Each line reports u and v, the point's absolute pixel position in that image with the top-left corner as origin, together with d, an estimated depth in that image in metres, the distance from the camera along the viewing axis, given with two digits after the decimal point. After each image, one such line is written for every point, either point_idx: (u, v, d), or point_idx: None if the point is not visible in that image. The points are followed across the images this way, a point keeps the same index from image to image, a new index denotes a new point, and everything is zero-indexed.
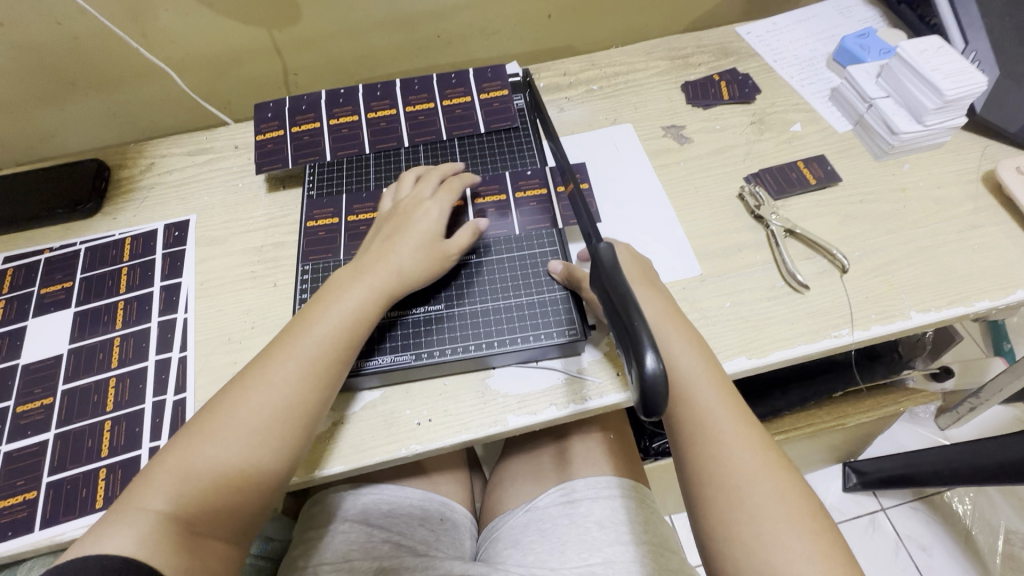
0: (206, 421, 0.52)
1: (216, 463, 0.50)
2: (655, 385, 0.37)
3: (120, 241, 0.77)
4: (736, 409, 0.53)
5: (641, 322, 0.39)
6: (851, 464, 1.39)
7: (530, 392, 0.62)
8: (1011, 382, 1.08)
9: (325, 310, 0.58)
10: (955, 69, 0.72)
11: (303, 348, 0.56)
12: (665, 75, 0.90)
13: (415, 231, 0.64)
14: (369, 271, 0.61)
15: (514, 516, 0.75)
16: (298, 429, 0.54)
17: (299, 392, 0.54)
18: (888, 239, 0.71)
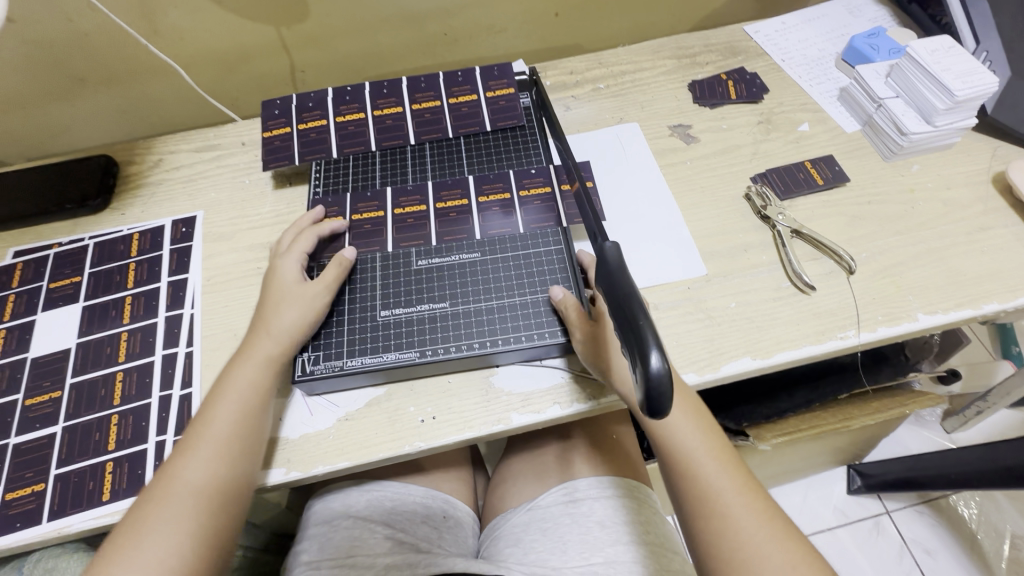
0: (160, 481, 0.54)
1: (173, 502, 0.53)
2: (660, 385, 0.36)
3: (128, 236, 0.78)
4: (719, 448, 0.58)
5: (647, 325, 0.39)
6: (856, 466, 1.39)
7: (534, 390, 0.62)
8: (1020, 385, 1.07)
9: (249, 350, 0.60)
10: (966, 70, 0.71)
11: (229, 403, 0.57)
12: (672, 74, 0.89)
13: (276, 293, 0.63)
14: (266, 318, 0.62)
15: (517, 514, 0.75)
16: (245, 455, 0.56)
17: (237, 423, 0.56)
18: (896, 240, 0.70)
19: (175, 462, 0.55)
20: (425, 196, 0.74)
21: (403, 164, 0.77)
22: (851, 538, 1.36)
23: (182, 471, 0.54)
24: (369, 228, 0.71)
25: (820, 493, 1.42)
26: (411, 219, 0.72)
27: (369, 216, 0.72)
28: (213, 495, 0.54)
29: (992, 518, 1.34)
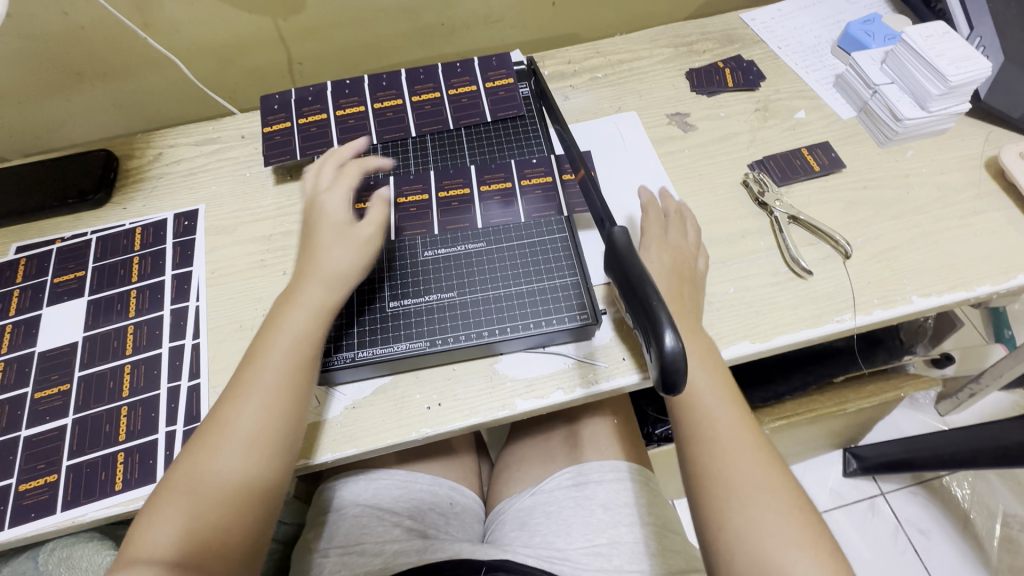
0: (200, 445, 0.54)
1: (211, 466, 0.52)
2: (676, 359, 0.37)
3: (130, 230, 0.78)
4: (736, 405, 0.59)
5: (661, 306, 0.40)
6: (852, 449, 1.41)
7: (538, 376, 0.64)
8: (1012, 367, 1.10)
9: (285, 320, 0.59)
10: (960, 55, 0.72)
11: (271, 364, 0.57)
12: (669, 62, 0.90)
13: (324, 226, 0.65)
14: (302, 292, 0.60)
15: (522, 498, 0.76)
16: (277, 440, 0.54)
17: (266, 413, 0.55)
18: (892, 225, 0.71)
19: (199, 451, 0.53)
20: (426, 185, 0.74)
21: (404, 156, 0.77)
22: (847, 519, 1.39)
23: (208, 462, 0.53)
24: (372, 217, 0.72)
25: (817, 476, 1.45)
26: (415, 208, 0.72)
27: (371, 205, 0.73)
28: (244, 490, 0.53)
29: (984, 496, 1.37)
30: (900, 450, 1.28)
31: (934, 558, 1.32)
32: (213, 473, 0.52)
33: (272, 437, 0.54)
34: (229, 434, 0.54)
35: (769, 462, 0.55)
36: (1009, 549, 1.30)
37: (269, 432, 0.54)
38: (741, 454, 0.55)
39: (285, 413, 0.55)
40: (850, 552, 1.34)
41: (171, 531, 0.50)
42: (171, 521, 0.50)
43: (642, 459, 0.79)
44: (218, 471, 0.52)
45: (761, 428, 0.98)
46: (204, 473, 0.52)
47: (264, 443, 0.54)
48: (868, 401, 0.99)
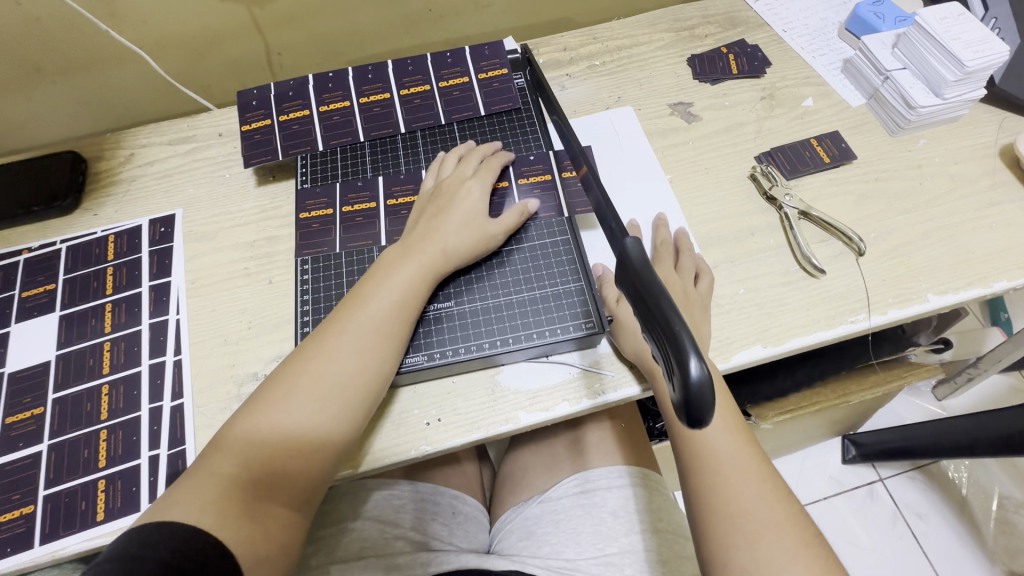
0: (274, 392, 0.54)
1: (283, 411, 0.52)
2: (701, 395, 0.33)
3: (103, 239, 0.73)
4: (746, 439, 0.56)
5: (683, 327, 0.35)
6: (851, 437, 1.41)
7: (541, 387, 0.61)
8: (1011, 353, 1.08)
9: (382, 280, 0.59)
10: (976, 39, 0.69)
11: (360, 321, 0.56)
12: (670, 48, 0.86)
13: (459, 212, 0.63)
14: (417, 251, 0.60)
15: (528, 507, 0.73)
16: (348, 404, 0.54)
17: (358, 368, 0.54)
18: (905, 219, 0.69)
19: (288, 387, 0.53)
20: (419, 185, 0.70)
21: (393, 154, 0.73)
22: (847, 506, 1.39)
23: (294, 402, 0.53)
24: (362, 221, 0.68)
25: (816, 463, 1.45)
26: (406, 210, 0.68)
27: (360, 208, 0.69)
28: (309, 443, 0.52)
29: (980, 480, 1.38)
30: (897, 436, 1.28)
31: (933, 542, 1.33)
32: (284, 421, 0.52)
33: (356, 395, 0.54)
34: (321, 379, 0.54)
35: (783, 502, 0.53)
36: (1006, 531, 1.32)
37: (354, 390, 0.54)
38: (755, 491, 0.53)
39: (373, 374, 0.55)
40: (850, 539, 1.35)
41: (250, 447, 0.51)
42: (236, 457, 0.50)
43: (649, 463, 0.77)
44: (300, 413, 0.52)
45: (765, 424, 0.94)
46: (276, 417, 0.52)
47: (346, 399, 0.54)
48: (872, 392, 0.95)
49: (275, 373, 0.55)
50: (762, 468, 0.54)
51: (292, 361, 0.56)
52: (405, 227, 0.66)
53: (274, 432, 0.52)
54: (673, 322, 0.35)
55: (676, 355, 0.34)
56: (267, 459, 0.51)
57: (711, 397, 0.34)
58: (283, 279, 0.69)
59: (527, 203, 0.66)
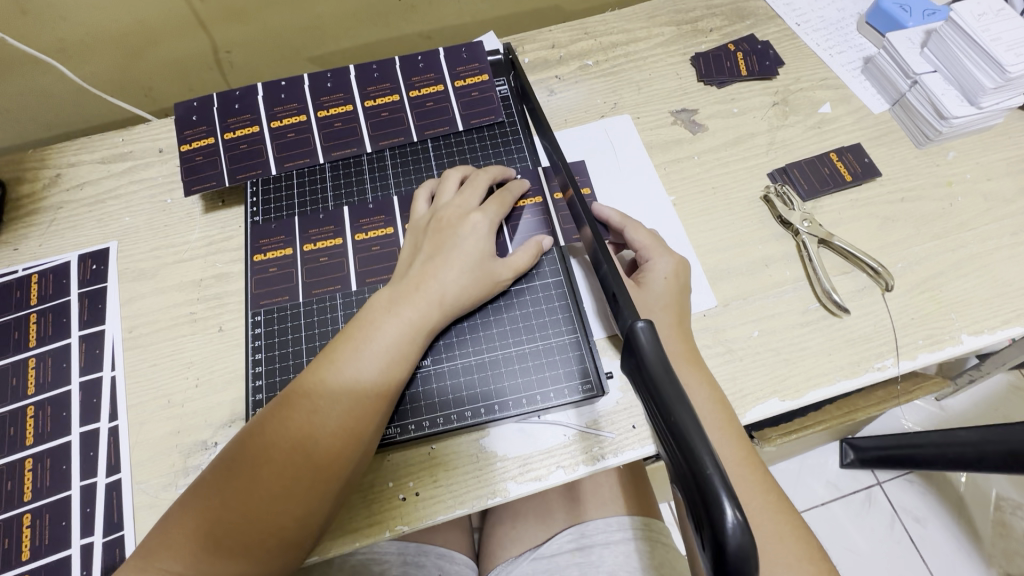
0: (232, 475, 0.45)
1: (243, 497, 0.44)
2: (740, 549, 0.27)
3: (25, 279, 0.63)
4: (764, 488, 0.46)
5: (711, 463, 0.29)
6: (848, 438, 1.16)
7: (532, 453, 0.53)
8: (1014, 357, 0.90)
9: (365, 337, 0.49)
10: (1019, 39, 0.60)
11: (336, 391, 0.47)
12: (671, 45, 0.76)
13: (462, 252, 0.53)
14: (406, 301, 0.51)
15: (519, 565, 0.66)
16: (321, 488, 0.45)
17: (334, 448, 0.45)
18: (935, 246, 0.61)
19: (250, 472, 0.44)
20: (391, 216, 0.61)
21: (358, 179, 0.63)
22: None
23: (259, 492, 0.44)
24: (326, 261, 0.59)
25: (813, 464, 1.19)
26: (378, 247, 0.60)
27: (324, 246, 0.60)
28: (276, 535, 0.44)
29: (977, 479, 1.13)
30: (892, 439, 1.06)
31: None
32: (243, 511, 0.43)
33: (332, 480, 0.45)
34: (291, 462, 0.45)
35: (808, 566, 0.44)
36: (1003, 534, 1.09)
37: (326, 474, 0.45)
38: (776, 556, 0.44)
39: (352, 454, 0.46)
40: (843, 546, 1.11)
41: (203, 541, 0.43)
42: (186, 549, 0.43)
43: (650, 510, 0.69)
44: (263, 505, 0.44)
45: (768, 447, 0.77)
46: (234, 505, 0.44)
47: (319, 486, 0.45)
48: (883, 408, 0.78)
49: (234, 450, 0.46)
50: (784, 528, 0.45)
51: (253, 431, 0.46)
52: (398, 264, 0.56)
53: (231, 521, 0.43)
54: (699, 456, 0.29)
55: (704, 501, 0.28)
56: (226, 558, 0.43)
57: (752, 554, 0.27)
58: (235, 325, 0.60)
59: (541, 239, 0.58)
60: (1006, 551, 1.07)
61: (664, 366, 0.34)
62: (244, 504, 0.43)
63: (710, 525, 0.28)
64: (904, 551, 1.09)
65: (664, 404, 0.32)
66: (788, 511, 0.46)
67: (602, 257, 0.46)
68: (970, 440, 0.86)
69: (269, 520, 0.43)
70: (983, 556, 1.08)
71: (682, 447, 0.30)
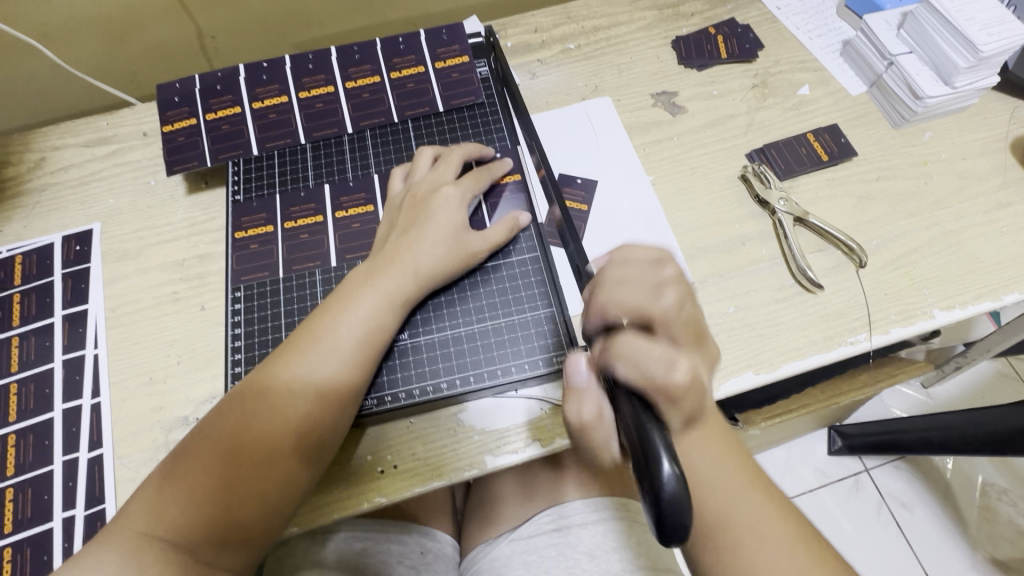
0: (214, 442, 0.45)
1: (223, 464, 0.44)
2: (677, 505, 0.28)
3: (9, 260, 0.63)
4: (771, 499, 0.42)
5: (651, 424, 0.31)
6: (835, 425, 1.17)
7: (509, 427, 0.54)
8: (999, 342, 0.90)
9: (341, 310, 0.50)
10: (991, 19, 0.61)
11: (313, 361, 0.47)
12: (652, 28, 0.77)
13: (437, 224, 0.54)
14: (381, 273, 0.51)
15: (499, 545, 0.67)
16: (301, 456, 0.46)
17: (311, 417, 0.46)
18: (910, 224, 0.62)
19: (230, 441, 0.45)
20: (371, 194, 0.62)
21: (339, 159, 0.64)
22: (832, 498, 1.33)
23: (238, 460, 0.45)
24: (306, 238, 0.60)
25: (801, 452, 1.20)
26: (358, 224, 0.60)
27: (305, 223, 0.61)
28: (256, 501, 0.44)
29: (963, 464, 1.14)
30: (880, 426, 1.06)
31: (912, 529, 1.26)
32: (223, 477, 0.44)
33: (311, 448, 0.46)
34: (269, 431, 0.45)
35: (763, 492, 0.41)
36: (987, 517, 1.10)
37: (305, 443, 0.46)
38: None
39: (331, 422, 0.47)
40: (831, 530, 1.11)
41: (184, 507, 0.43)
42: (167, 514, 0.43)
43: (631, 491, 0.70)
44: (242, 472, 0.44)
45: (753, 430, 0.78)
46: (214, 471, 0.44)
47: (298, 454, 0.46)
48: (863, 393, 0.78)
49: (213, 421, 0.47)
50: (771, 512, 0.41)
51: (232, 401, 0.47)
52: (376, 239, 0.57)
53: (212, 488, 0.44)
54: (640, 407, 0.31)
55: (641, 449, 0.30)
56: (207, 524, 0.43)
57: (686, 504, 0.28)
58: (217, 304, 0.60)
59: (516, 215, 0.58)
60: (991, 535, 1.08)
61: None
62: (224, 472, 0.44)
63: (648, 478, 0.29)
64: (890, 537, 1.10)
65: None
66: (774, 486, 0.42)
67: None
68: (956, 424, 0.86)
69: (250, 487, 0.44)
70: (968, 541, 1.09)
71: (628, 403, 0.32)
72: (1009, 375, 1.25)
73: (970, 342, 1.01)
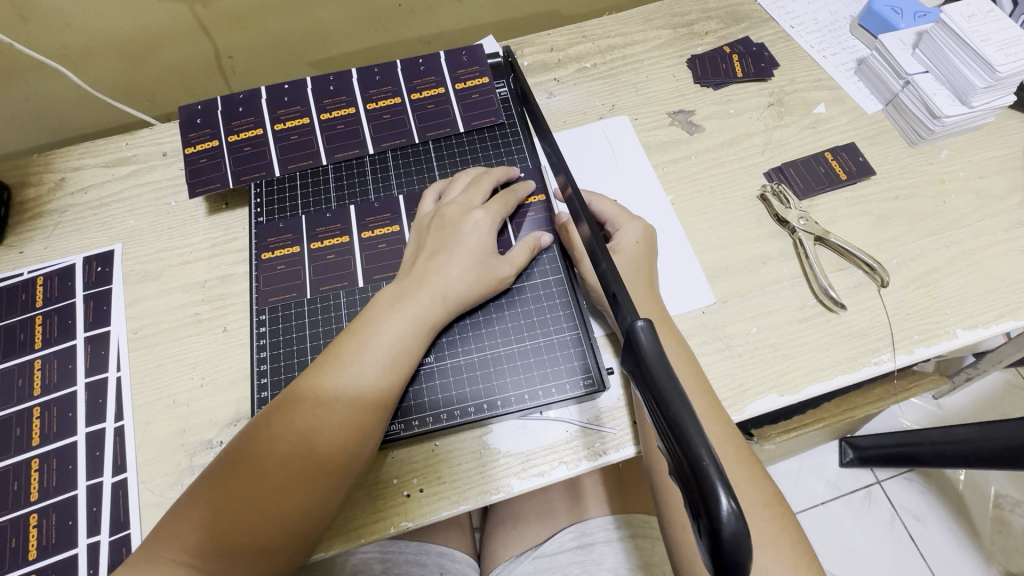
0: (242, 465, 0.45)
1: (250, 488, 0.44)
2: (737, 540, 0.28)
3: (30, 282, 0.64)
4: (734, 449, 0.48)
5: (707, 453, 0.29)
6: (847, 437, 1.16)
7: (535, 449, 0.54)
8: (1010, 355, 0.90)
9: (368, 332, 0.50)
10: (1008, 39, 0.61)
11: (341, 384, 0.48)
12: (668, 47, 0.77)
13: (465, 247, 0.54)
14: (409, 297, 0.52)
15: (520, 564, 0.66)
16: (328, 480, 0.46)
17: (337, 441, 0.46)
18: (929, 242, 0.63)
19: (256, 462, 0.45)
20: (397, 214, 0.62)
21: (361, 180, 0.64)
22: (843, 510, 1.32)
23: (264, 483, 0.44)
24: (333, 259, 0.60)
25: (812, 464, 1.19)
26: (384, 244, 0.61)
27: (331, 244, 0.61)
28: (283, 524, 0.44)
29: (976, 477, 1.14)
30: (893, 439, 1.06)
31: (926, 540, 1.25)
32: (250, 501, 0.44)
33: (335, 472, 0.46)
34: (295, 454, 0.45)
35: (763, 510, 0.45)
36: (1002, 530, 1.09)
37: (332, 467, 0.46)
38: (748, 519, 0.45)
39: (358, 446, 0.47)
40: (843, 543, 1.11)
41: (212, 530, 0.43)
42: (195, 537, 0.43)
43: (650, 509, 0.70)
44: (270, 496, 0.44)
45: (766, 446, 0.76)
46: (241, 495, 0.44)
47: (326, 478, 0.45)
48: (879, 408, 0.76)
49: (241, 442, 0.47)
50: (774, 529, 0.45)
51: (260, 423, 0.47)
52: (402, 262, 0.57)
53: (238, 512, 0.44)
54: (693, 445, 0.30)
55: (700, 491, 0.29)
56: (232, 547, 0.43)
57: (746, 545, 0.28)
58: (239, 326, 0.60)
59: (540, 236, 0.59)
60: (1006, 548, 1.08)
61: (666, 368, 0.33)
62: (250, 495, 0.44)
63: (706, 513, 0.29)
64: (905, 550, 1.09)
65: (665, 401, 0.32)
66: (776, 497, 0.47)
67: (601, 254, 0.43)
68: (967, 437, 0.86)
69: (275, 510, 0.44)
70: (984, 554, 1.08)
71: (680, 441, 0.30)
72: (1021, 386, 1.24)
73: (983, 355, 1.00)
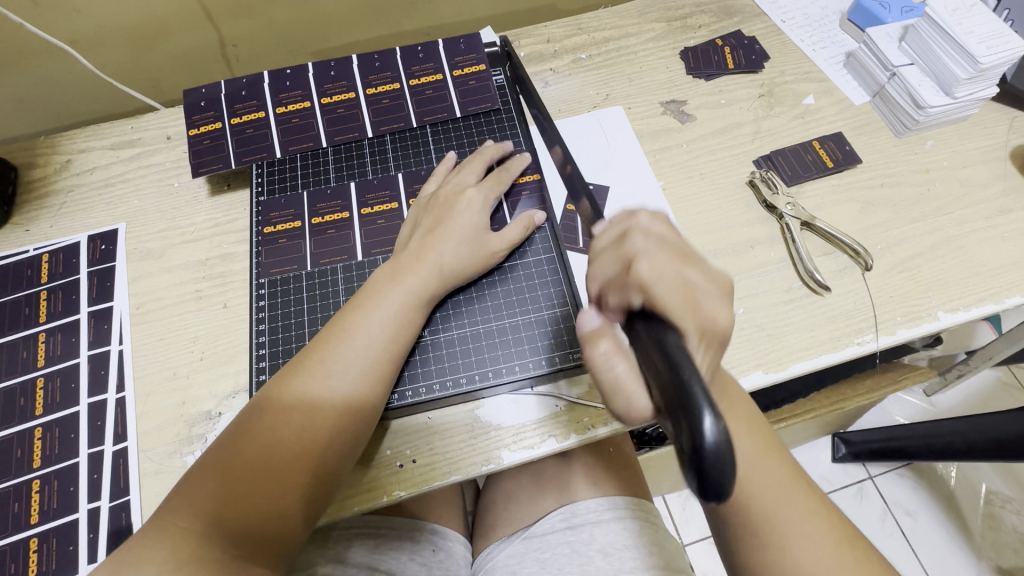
0: (253, 435, 0.46)
1: (262, 457, 0.46)
2: (717, 450, 0.29)
3: (36, 258, 0.65)
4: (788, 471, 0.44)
5: (696, 378, 0.31)
6: (839, 432, 1.17)
7: (524, 422, 0.55)
8: (1000, 351, 0.91)
9: (374, 307, 0.51)
10: (990, 32, 0.63)
11: (345, 357, 0.49)
12: (661, 40, 0.79)
13: (460, 223, 0.56)
14: (408, 270, 0.53)
15: (511, 543, 0.68)
16: (338, 450, 0.47)
17: (346, 411, 0.48)
18: (913, 229, 0.64)
19: (267, 433, 0.47)
20: (395, 192, 0.64)
21: (360, 161, 0.66)
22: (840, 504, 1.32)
23: (278, 452, 0.46)
24: (333, 233, 0.62)
25: (805, 458, 1.20)
26: (383, 220, 0.62)
27: (331, 219, 0.63)
28: (296, 492, 0.46)
29: (967, 472, 1.15)
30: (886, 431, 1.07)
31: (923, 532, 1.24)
32: (262, 470, 0.45)
33: (345, 442, 0.48)
34: (308, 423, 0.47)
35: None
36: (992, 525, 1.10)
37: (340, 437, 0.48)
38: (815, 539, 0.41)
39: (366, 416, 0.49)
40: None
41: (223, 500, 0.44)
42: (209, 507, 0.44)
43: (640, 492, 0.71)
44: (281, 464, 0.46)
45: None
46: (253, 464, 0.45)
47: (336, 446, 0.47)
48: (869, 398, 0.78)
49: (250, 414, 0.48)
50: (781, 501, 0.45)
51: (267, 397, 0.48)
52: (399, 239, 0.59)
53: (250, 481, 0.45)
54: (682, 367, 0.31)
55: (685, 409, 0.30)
56: (245, 513, 0.44)
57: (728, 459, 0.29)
58: (239, 302, 0.62)
59: (533, 213, 0.60)
60: (996, 543, 1.09)
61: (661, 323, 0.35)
62: (263, 464, 0.45)
63: (691, 432, 0.30)
64: (895, 544, 1.10)
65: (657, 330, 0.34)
66: None
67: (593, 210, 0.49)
68: (959, 429, 0.87)
69: (292, 476, 0.46)
70: (974, 549, 1.09)
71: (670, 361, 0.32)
72: (1012, 383, 1.26)
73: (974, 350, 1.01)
